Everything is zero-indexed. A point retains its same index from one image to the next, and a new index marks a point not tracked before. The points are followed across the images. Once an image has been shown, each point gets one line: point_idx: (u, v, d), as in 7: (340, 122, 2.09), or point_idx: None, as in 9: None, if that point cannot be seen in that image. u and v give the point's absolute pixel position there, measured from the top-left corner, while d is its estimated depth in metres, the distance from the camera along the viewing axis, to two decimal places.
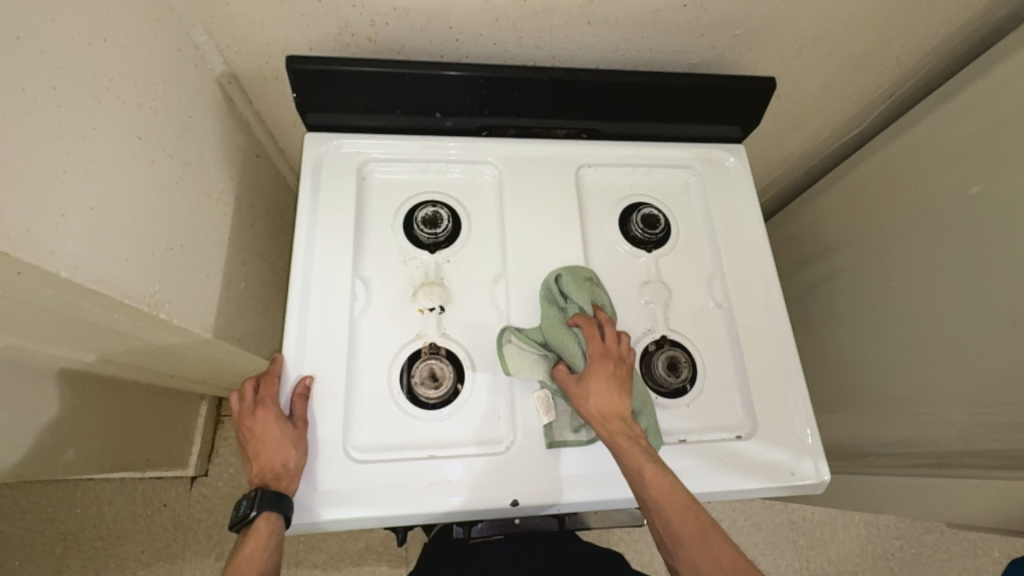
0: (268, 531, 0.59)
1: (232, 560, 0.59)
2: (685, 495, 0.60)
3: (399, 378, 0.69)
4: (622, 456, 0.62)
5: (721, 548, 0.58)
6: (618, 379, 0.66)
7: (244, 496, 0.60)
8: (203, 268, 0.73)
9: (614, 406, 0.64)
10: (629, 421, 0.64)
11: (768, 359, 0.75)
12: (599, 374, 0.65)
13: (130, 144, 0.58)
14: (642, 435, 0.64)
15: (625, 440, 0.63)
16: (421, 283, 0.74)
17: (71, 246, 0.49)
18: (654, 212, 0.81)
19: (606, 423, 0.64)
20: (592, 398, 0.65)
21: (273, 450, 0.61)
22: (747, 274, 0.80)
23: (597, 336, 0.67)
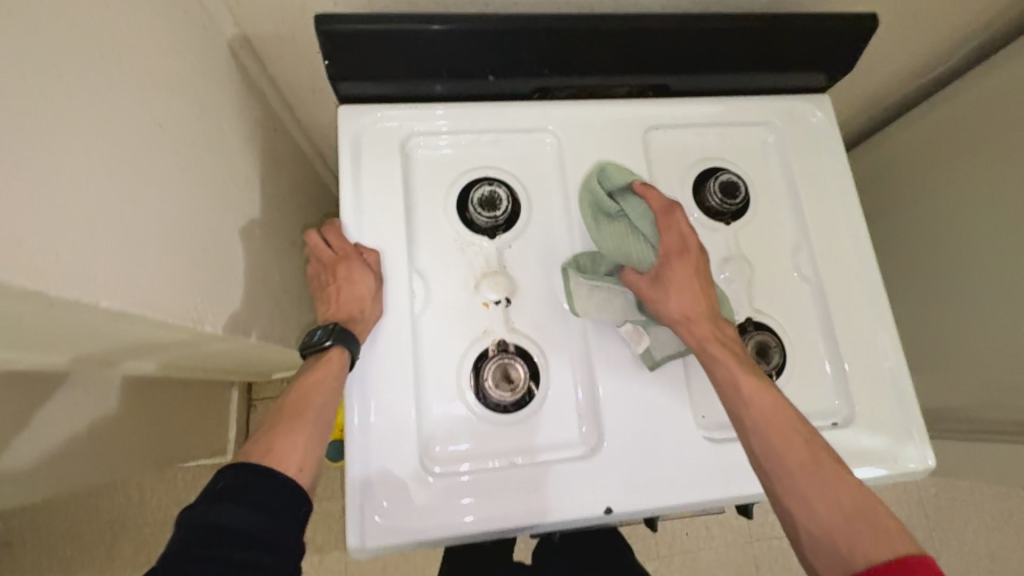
0: (337, 366, 0.59)
1: (299, 380, 0.60)
2: (786, 405, 0.55)
3: (469, 380, 0.63)
4: (715, 359, 0.58)
5: (831, 464, 0.52)
6: (702, 279, 0.62)
7: (322, 326, 0.60)
8: (238, 267, 0.66)
9: (705, 309, 0.60)
10: (720, 324, 0.60)
11: (864, 337, 0.70)
12: (685, 274, 0.61)
13: (152, 137, 0.48)
14: (733, 339, 0.60)
15: (717, 343, 0.59)
16: (484, 273, 0.66)
17: (107, 271, 0.41)
18: (733, 179, 0.73)
19: (694, 326, 0.60)
20: (676, 297, 0.60)
21: (351, 295, 0.61)
22: (838, 243, 0.72)
23: (672, 224, 0.61)
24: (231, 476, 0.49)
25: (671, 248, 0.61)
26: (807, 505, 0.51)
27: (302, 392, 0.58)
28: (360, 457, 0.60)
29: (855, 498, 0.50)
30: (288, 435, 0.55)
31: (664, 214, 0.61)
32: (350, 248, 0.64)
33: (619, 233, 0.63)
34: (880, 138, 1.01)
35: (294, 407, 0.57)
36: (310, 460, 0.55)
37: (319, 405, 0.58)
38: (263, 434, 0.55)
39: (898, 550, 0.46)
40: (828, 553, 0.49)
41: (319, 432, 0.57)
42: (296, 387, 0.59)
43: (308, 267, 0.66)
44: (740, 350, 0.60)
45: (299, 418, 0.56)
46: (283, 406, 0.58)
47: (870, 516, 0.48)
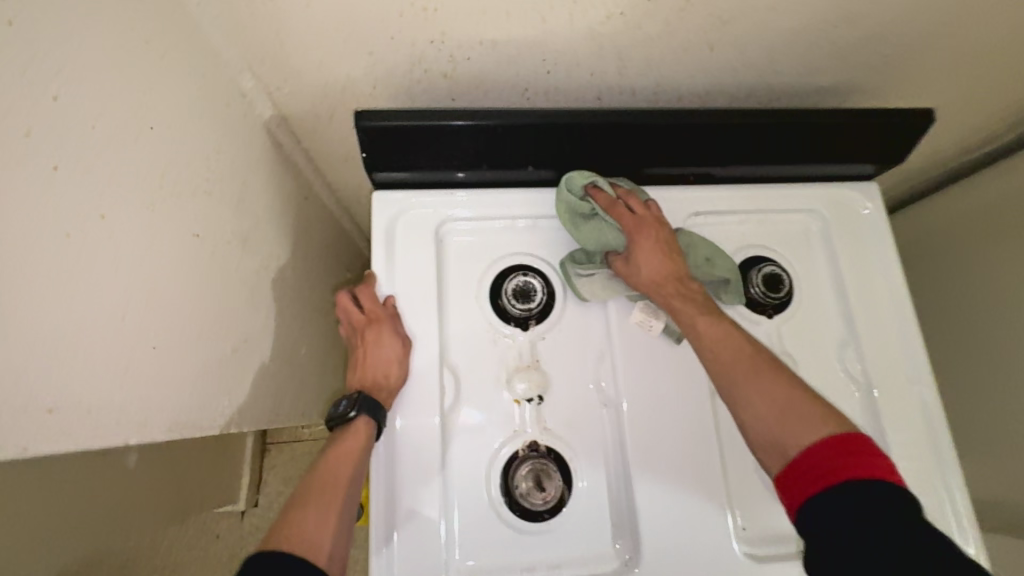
0: (366, 436, 0.56)
1: (327, 453, 0.54)
2: (746, 348, 0.55)
3: (500, 484, 0.61)
4: (676, 304, 0.60)
5: (765, 368, 0.53)
6: (669, 241, 0.63)
7: (346, 395, 0.58)
8: (265, 352, 0.64)
9: (669, 273, 0.61)
10: (684, 282, 0.61)
11: (918, 444, 0.66)
12: (654, 269, 0.61)
13: (188, 245, 0.47)
14: (699, 292, 0.60)
15: (679, 294, 0.60)
16: (516, 367, 0.64)
17: (138, 404, 0.40)
18: (777, 271, 0.70)
19: (654, 290, 0.61)
20: (643, 262, 0.62)
21: (378, 361, 0.59)
22: (888, 341, 0.69)
23: (654, 239, 0.62)
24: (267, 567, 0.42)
25: (637, 214, 0.64)
26: (761, 411, 0.51)
27: (330, 467, 0.53)
28: (385, 568, 0.57)
29: (802, 405, 0.49)
30: (316, 515, 0.49)
31: (644, 224, 0.63)
32: (382, 309, 0.62)
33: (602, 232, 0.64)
34: (923, 210, 0.97)
35: (321, 484, 0.52)
36: (339, 545, 0.49)
37: (348, 481, 0.53)
38: (287, 516, 0.48)
39: (828, 434, 0.46)
40: (775, 451, 0.49)
41: (347, 511, 0.51)
42: (323, 462, 0.54)
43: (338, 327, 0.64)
44: (707, 299, 0.60)
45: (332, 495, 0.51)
46: (307, 483, 0.52)
47: (811, 416, 0.48)
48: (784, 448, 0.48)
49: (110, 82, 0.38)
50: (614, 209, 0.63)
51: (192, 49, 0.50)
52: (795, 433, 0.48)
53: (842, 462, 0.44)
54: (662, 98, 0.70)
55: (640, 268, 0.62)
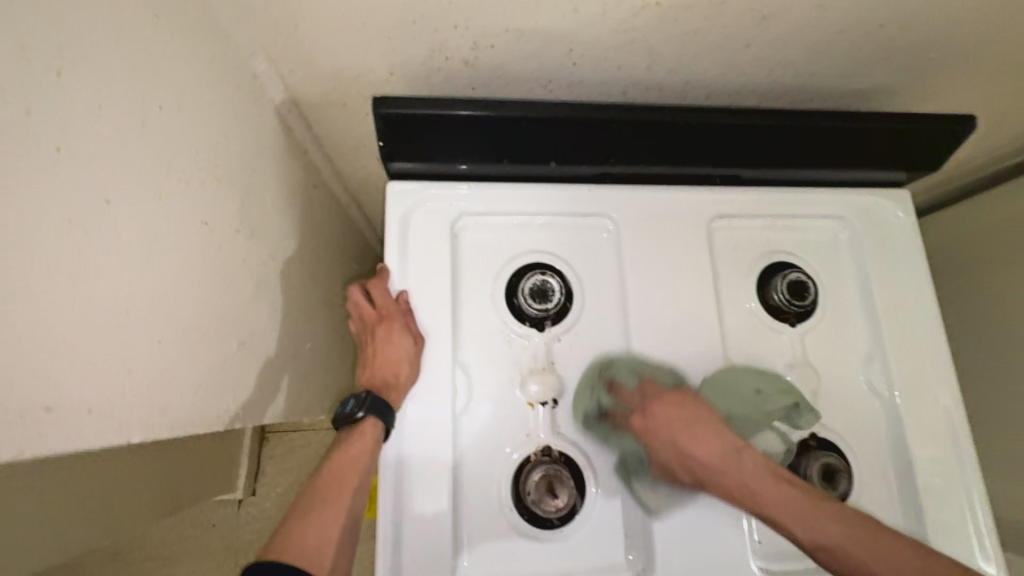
0: (373, 438, 0.54)
1: (330, 453, 0.52)
2: (823, 509, 0.51)
3: (511, 490, 0.59)
4: (752, 497, 0.54)
5: (861, 549, 0.49)
6: (696, 412, 0.58)
7: (355, 394, 0.56)
8: (270, 347, 0.62)
9: (720, 457, 0.56)
10: (742, 454, 0.55)
11: (938, 461, 0.64)
12: (708, 455, 0.56)
13: (196, 236, 0.45)
14: (750, 459, 0.55)
15: (743, 483, 0.54)
16: (530, 370, 0.62)
17: (143, 402, 0.38)
18: (803, 278, 0.67)
19: (716, 482, 0.56)
20: (683, 457, 0.57)
21: (388, 359, 0.57)
22: (912, 355, 0.67)
23: (676, 417, 0.58)
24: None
25: (639, 404, 0.60)
26: (867, 575, 0.48)
27: (335, 473, 0.50)
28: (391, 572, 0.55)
29: (898, 549, 0.48)
30: (320, 525, 0.46)
31: (647, 407, 0.59)
32: (394, 305, 0.60)
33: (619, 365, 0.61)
34: (946, 219, 0.95)
35: (325, 492, 0.49)
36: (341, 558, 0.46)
37: (354, 489, 0.50)
38: (289, 525, 0.46)
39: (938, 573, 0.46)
40: None
41: (350, 521, 0.49)
42: (326, 467, 0.51)
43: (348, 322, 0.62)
44: (756, 455, 0.55)
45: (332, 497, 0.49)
46: (308, 490, 0.49)
47: (908, 556, 0.47)
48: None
49: (119, 60, 0.36)
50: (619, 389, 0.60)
51: (203, 28, 0.47)
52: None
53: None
54: (690, 95, 0.67)
55: (678, 449, 0.57)
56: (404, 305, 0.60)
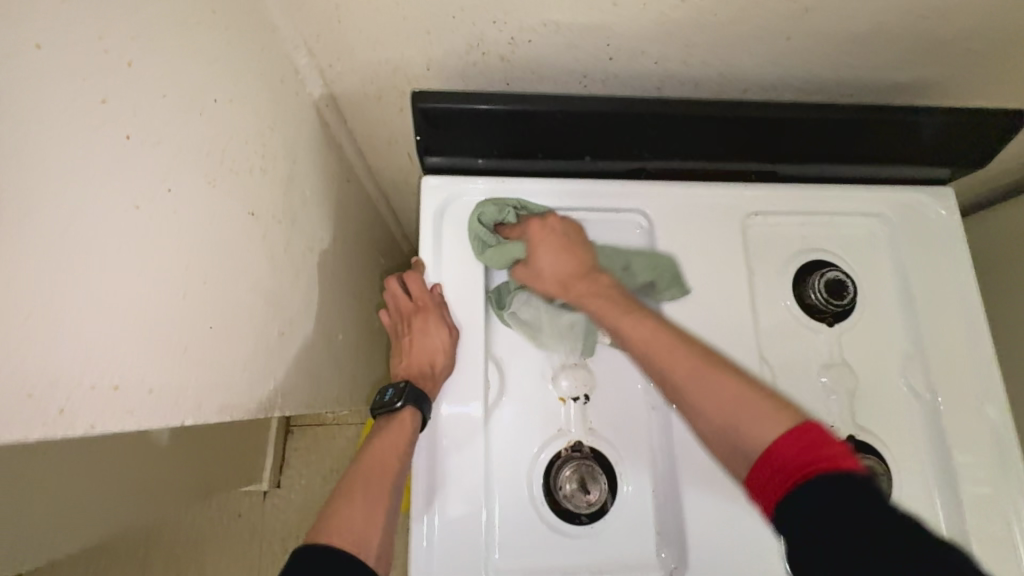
0: (411, 427, 0.54)
1: (372, 442, 0.53)
2: (722, 368, 0.50)
3: (543, 485, 0.59)
4: (597, 306, 0.58)
5: (742, 389, 0.48)
6: (580, 243, 0.61)
7: (394, 385, 0.56)
8: (305, 337, 0.63)
9: (576, 271, 0.59)
10: (597, 275, 0.59)
11: (983, 466, 0.62)
12: (557, 268, 0.59)
13: (243, 224, 0.46)
14: (608, 283, 0.59)
15: (590, 293, 0.58)
16: (563, 365, 0.62)
17: (195, 384, 0.39)
18: (841, 278, 0.66)
19: (568, 288, 0.59)
20: (546, 269, 0.60)
21: (425, 349, 0.58)
22: (955, 356, 0.65)
23: (556, 237, 0.60)
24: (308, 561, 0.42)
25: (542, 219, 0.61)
26: (735, 425, 0.46)
27: (378, 460, 0.52)
28: (424, 564, 0.55)
29: (771, 424, 0.45)
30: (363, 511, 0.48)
31: (561, 232, 0.60)
32: (430, 296, 0.60)
33: (513, 251, 0.60)
34: (990, 220, 0.92)
35: (369, 477, 0.50)
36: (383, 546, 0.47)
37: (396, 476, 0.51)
38: (335, 511, 0.47)
39: (791, 424, 0.44)
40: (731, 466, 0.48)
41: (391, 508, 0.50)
42: (368, 454, 0.52)
43: (383, 313, 0.64)
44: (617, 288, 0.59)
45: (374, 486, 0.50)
46: (353, 476, 0.50)
47: (804, 436, 0.43)
48: (736, 443, 0.46)
49: (178, 50, 0.36)
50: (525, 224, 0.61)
51: (251, 21, 0.48)
52: (751, 427, 0.45)
53: (805, 452, 0.41)
54: (727, 91, 0.66)
55: (554, 268, 0.59)
56: (438, 298, 0.60)
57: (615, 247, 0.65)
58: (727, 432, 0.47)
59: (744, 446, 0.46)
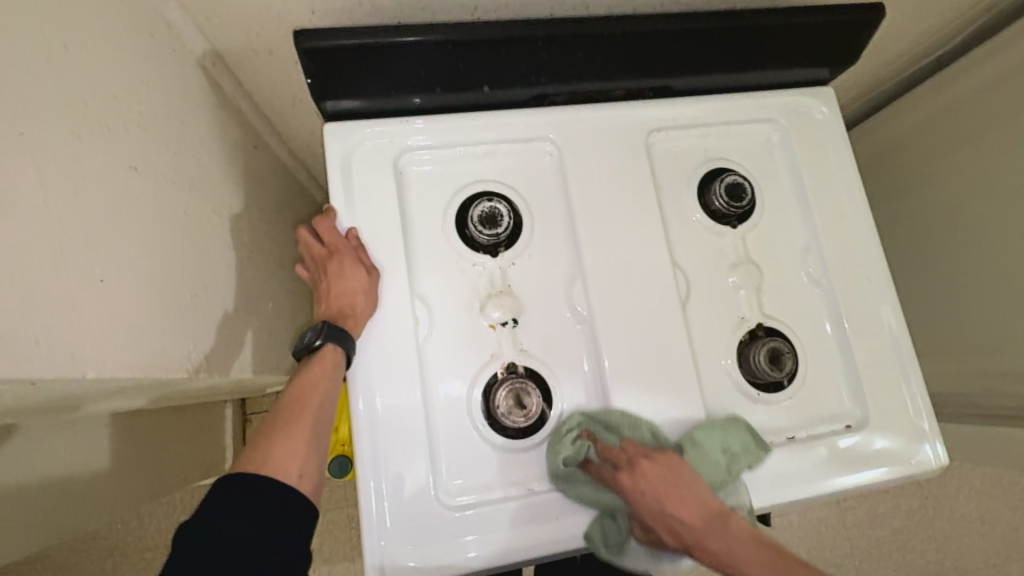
0: (332, 362, 0.57)
1: (295, 379, 0.58)
2: (799, 565, 0.52)
3: (481, 405, 0.61)
4: (735, 566, 0.53)
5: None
6: (684, 474, 0.56)
7: (311, 327, 0.59)
8: (228, 301, 0.62)
9: (705, 517, 0.54)
10: (725, 519, 0.54)
11: (875, 338, 0.68)
12: (682, 516, 0.54)
13: (127, 181, 0.45)
14: (733, 517, 0.54)
15: (728, 550, 0.53)
16: (488, 294, 0.64)
17: (93, 338, 0.38)
18: (739, 181, 0.70)
19: (699, 544, 0.54)
20: (664, 521, 0.55)
21: (343, 291, 0.59)
22: (847, 243, 0.71)
23: (658, 482, 0.55)
24: (219, 490, 0.49)
25: (624, 465, 0.57)
26: None
27: (300, 396, 0.57)
28: (373, 493, 0.58)
29: None
30: (284, 441, 0.54)
31: (635, 464, 0.56)
32: (344, 240, 0.61)
33: (581, 490, 0.59)
34: (884, 120, 0.98)
35: (292, 411, 0.56)
36: (310, 466, 0.54)
37: (317, 406, 0.57)
38: (258, 442, 0.54)
39: None
40: None
41: (317, 431, 0.56)
42: (291, 388, 0.57)
43: (296, 267, 0.62)
44: (723, 506, 0.55)
45: (296, 419, 0.55)
46: (278, 413, 0.56)
47: None
48: None
49: None
50: (610, 475, 0.57)
51: None
52: None
53: None
54: (617, 12, 0.68)
55: (664, 513, 0.55)
56: (351, 240, 0.61)
57: (710, 433, 0.60)
58: None
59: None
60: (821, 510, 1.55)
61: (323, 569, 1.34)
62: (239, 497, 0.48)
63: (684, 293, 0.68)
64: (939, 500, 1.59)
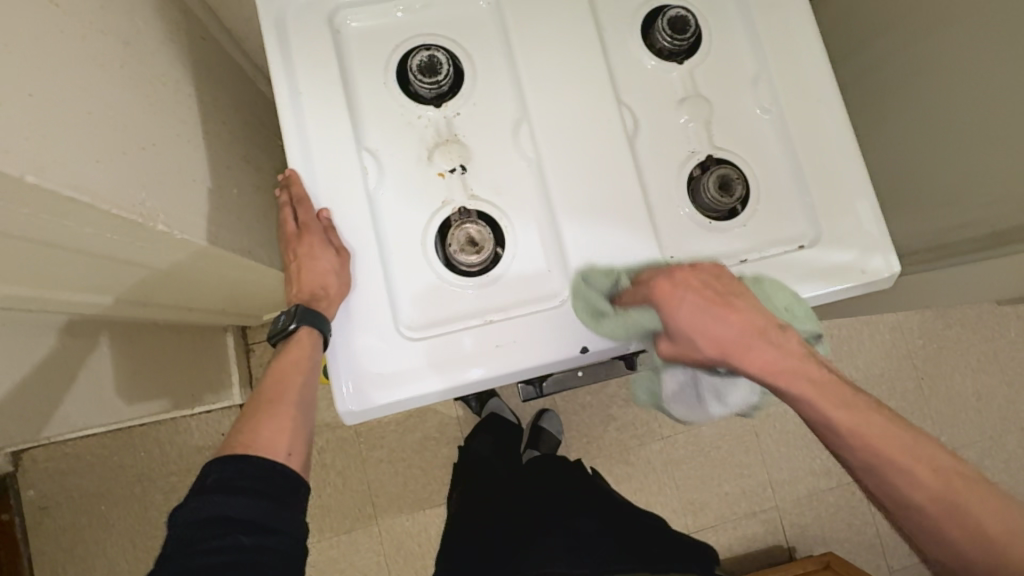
0: (310, 345, 0.60)
1: (274, 364, 0.62)
2: (850, 414, 0.52)
3: (435, 246, 0.63)
4: (778, 375, 0.52)
5: (926, 474, 0.50)
6: (736, 287, 0.56)
7: (284, 311, 0.61)
8: (186, 174, 0.65)
9: (751, 331, 0.53)
10: (771, 332, 0.53)
11: (826, 158, 0.68)
12: (725, 333, 0.53)
13: (46, 16, 0.46)
14: (795, 339, 0.53)
15: (782, 365, 0.52)
16: (435, 144, 0.65)
17: (26, 145, 0.41)
18: (682, 14, 0.69)
19: (742, 359, 0.53)
20: (705, 333, 0.53)
21: (314, 274, 0.59)
22: (794, 69, 0.70)
23: (703, 290, 0.55)
24: (211, 472, 0.53)
25: (669, 272, 0.56)
26: (927, 493, 0.50)
27: (280, 375, 0.61)
28: (336, 331, 0.60)
29: (992, 503, 0.49)
30: (271, 420, 0.58)
31: (679, 269, 0.56)
32: (316, 221, 0.60)
33: (619, 325, 0.59)
34: None
35: (276, 389, 0.61)
36: (297, 444, 0.59)
37: (299, 384, 0.61)
38: (243, 426, 0.58)
39: (1018, 521, 0.48)
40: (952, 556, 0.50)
41: (299, 414, 0.60)
42: (273, 369, 0.62)
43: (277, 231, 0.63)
44: (788, 329, 0.54)
45: (278, 402, 0.60)
46: (265, 391, 0.61)
47: (997, 504, 0.49)
48: (961, 531, 0.49)
49: None
50: (644, 287, 0.57)
51: None
52: (989, 512, 0.49)
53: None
54: None
55: (744, 335, 0.53)
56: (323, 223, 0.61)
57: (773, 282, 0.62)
58: (958, 531, 0.49)
59: (961, 547, 0.49)
60: None
61: (338, 481, 1.42)
62: (234, 475, 0.53)
63: (631, 131, 0.68)
64: (936, 377, 1.61)
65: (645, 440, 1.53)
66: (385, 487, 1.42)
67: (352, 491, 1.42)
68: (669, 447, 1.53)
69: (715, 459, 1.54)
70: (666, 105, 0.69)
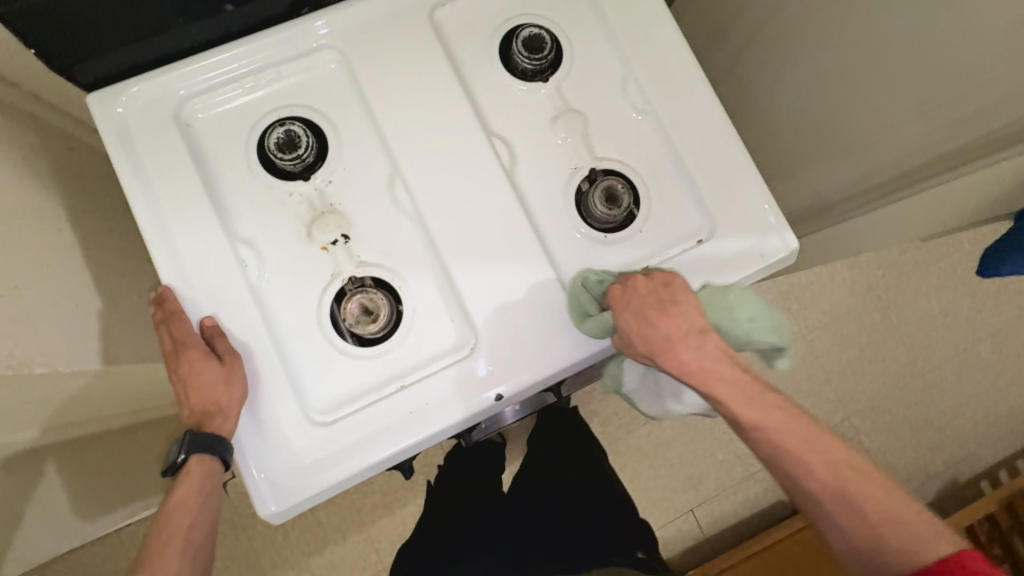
0: (201, 475, 0.59)
1: (165, 503, 0.60)
2: (798, 428, 0.54)
3: (333, 324, 0.62)
4: (700, 380, 0.55)
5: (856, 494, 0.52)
6: (664, 286, 0.58)
7: (175, 440, 0.60)
8: (66, 302, 0.64)
9: (680, 336, 0.56)
10: (703, 335, 0.56)
11: (706, 148, 0.67)
12: (669, 330, 0.56)
13: None
14: (718, 341, 0.56)
15: (699, 367, 0.56)
16: (312, 218, 0.63)
17: None
18: (536, 32, 0.68)
19: (673, 357, 0.56)
20: (642, 332, 0.57)
21: (205, 389, 0.57)
22: (660, 63, 0.69)
23: (636, 296, 0.58)
24: None
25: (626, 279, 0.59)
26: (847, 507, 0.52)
27: (167, 518, 0.59)
28: (248, 430, 0.59)
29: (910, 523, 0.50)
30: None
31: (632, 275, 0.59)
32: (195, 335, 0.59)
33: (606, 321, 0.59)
34: None
35: (160, 536, 0.58)
36: None
37: (186, 527, 0.59)
38: None
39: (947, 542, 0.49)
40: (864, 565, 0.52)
41: (188, 559, 0.58)
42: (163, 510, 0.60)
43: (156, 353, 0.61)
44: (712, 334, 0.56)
45: (164, 551, 0.57)
46: (150, 539, 0.58)
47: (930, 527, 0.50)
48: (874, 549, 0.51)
49: None
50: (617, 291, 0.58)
51: None
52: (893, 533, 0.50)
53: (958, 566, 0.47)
54: None
55: (655, 332, 0.56)
56: (206, 331, 0.59)
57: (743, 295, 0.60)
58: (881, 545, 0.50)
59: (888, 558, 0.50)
60: (788, 348, 1.59)
61: (338, 536, 1.41)
62: None
63: (509, 161, 0.67)
64: (901, 304, 1.63)
65: (632, 427, 1.53)
66: (385, 531, 1.42)
67: (353, 543, 1.41)
68: (655, 429, 1.53)
69: (703, 432, 1.55)
70: (540, 126, 0.68)
